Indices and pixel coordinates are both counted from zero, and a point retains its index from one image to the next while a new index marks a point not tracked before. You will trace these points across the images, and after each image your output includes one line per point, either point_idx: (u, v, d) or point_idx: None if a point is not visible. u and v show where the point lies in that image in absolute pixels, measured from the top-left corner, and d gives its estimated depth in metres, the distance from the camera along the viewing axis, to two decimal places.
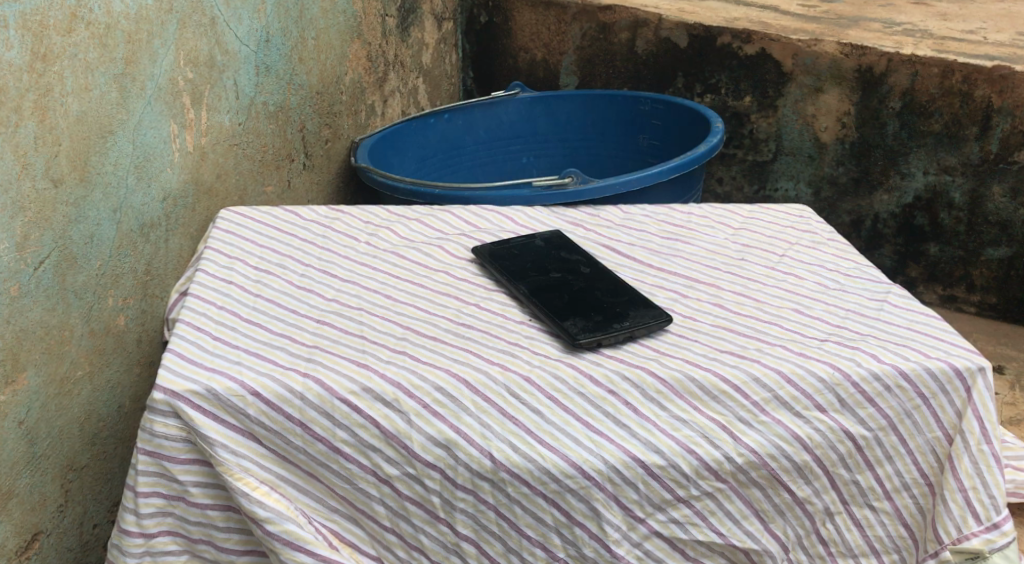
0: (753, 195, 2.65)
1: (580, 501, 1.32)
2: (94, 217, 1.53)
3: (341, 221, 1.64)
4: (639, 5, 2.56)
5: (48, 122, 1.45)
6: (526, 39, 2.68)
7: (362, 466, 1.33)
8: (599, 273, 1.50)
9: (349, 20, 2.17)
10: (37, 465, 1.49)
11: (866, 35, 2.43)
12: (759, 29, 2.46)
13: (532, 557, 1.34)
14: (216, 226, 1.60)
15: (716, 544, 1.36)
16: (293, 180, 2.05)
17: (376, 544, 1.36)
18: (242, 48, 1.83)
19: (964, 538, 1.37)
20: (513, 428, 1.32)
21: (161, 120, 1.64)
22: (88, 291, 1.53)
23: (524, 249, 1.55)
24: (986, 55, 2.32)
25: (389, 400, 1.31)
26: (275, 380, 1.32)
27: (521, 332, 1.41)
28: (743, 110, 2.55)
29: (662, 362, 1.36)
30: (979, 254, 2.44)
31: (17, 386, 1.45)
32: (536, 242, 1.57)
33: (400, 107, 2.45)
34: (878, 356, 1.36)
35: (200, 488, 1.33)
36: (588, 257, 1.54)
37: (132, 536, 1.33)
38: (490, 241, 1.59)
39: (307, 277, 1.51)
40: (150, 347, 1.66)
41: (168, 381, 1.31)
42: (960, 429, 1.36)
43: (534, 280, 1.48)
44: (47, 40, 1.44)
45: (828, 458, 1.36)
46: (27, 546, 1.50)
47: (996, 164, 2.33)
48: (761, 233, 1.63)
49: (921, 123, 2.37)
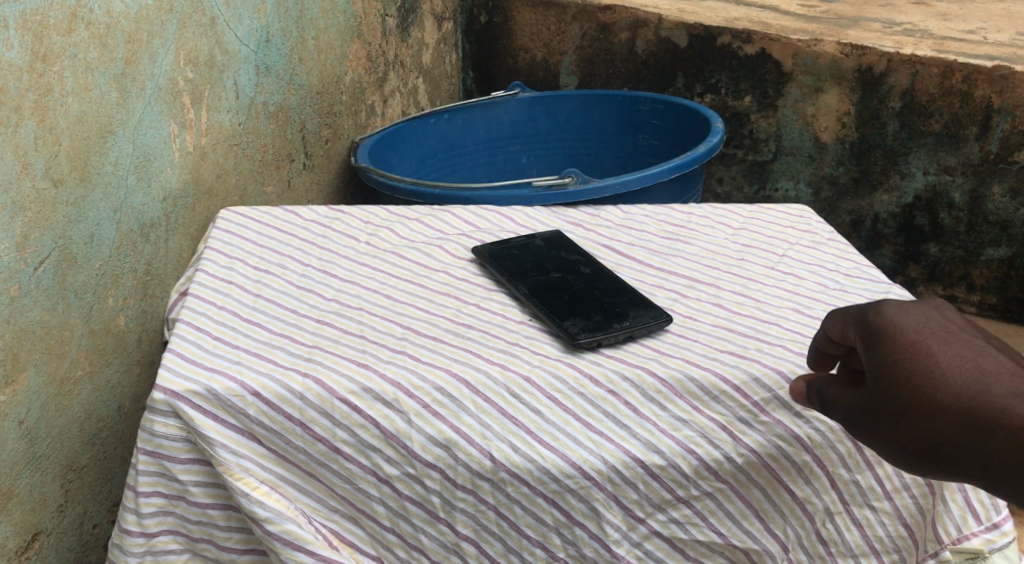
0: (753, 195, 2.65)
1: (580, 501, 1.32)
2: (94, 216, 1.53)
3: (342, 221, 1.64)
4: (639, 5, 2.56)
5: (48, 122, 1.45)
6: (526, 39, 2.68)
7: (362, 466, 1.33)
8: (600, 273, 1.50)
9: (349, 21, 2.17)
10: (37, 466, 1.49)
11: (867, 35, 2.43)
12: (759, 29, 2.46)
13: (532, 557, 1.34)
14: (216, 226, 1.60)
15: (716, 544, 1.36)
16: (293, 179, 2.05)
17: (376, 544, 1.35)
18: (242, 48, 1.83)
19: (964, 538, 1.36)
20: (513, 428, 1.32)
21: (161, 120, 1.64)
22: (88, 291, 1.53)
23: (519, 250, 1.55)
24: (986, 55, 2.32)
25: (389, 400, 1.31)
26: (275, 380, 1.32)
27: (521, 332, 1.41)
28: (743, 110, 2.55)
29: (662, 361, 1.36)
30: (979, 253, 2.45)
31: (17, 386, 1.45)
32: (530, 243, 1.56)
33: (400, 107, 2.45)
34: None
35: (201, 488, 1.33)
36: (587, 258, 1.54)
37: (132, 536, 1.33)
38: (490, 241, 1.59)
39: (307, 277, 1.51)
40: (150, 347, 1.66)
41: (168, 381, 1.31)
42: None
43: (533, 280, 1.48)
44: (47, 40, 1.44)
45: (829, 458, 1.35)
46: (27, 546, 1.50)
47: (996, 164, 2.34)
48: (762, 234, 1.63)
49: (921, 123, 2.37)
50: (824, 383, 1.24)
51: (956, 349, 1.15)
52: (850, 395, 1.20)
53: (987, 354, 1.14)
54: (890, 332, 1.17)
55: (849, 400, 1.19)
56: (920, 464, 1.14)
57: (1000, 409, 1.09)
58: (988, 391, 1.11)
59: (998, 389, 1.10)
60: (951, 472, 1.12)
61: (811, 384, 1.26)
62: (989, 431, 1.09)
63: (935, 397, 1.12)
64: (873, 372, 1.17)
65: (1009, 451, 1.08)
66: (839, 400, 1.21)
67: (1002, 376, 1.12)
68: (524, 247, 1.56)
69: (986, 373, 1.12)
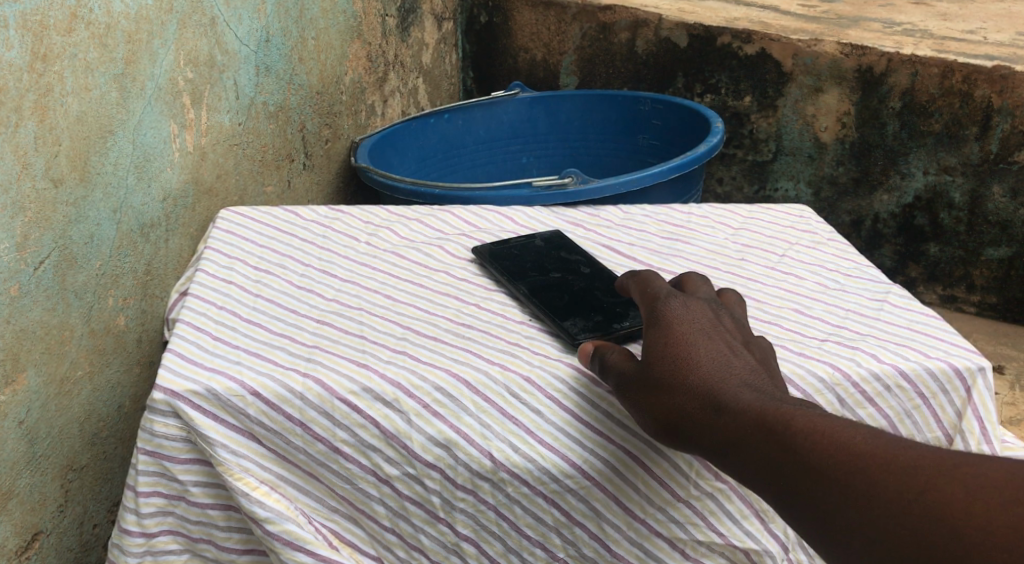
0: (753, 195, 2.65)
1: (581, 501, 1.33)
2: (94, 216, 1.53)
3: (341, 221, 1.64)
4: (639, 5, 2.56)
5: (48, 122, 1.45)
6: (526, 39, 2.68)
7: (362, 466, 1.33)
8: (599, 272, 1.50)
9: (349, 21, 2.17)
10: (37, 465, 1.49)
11: (867, 35, 2.43)
12: (759, 29, 2.46)
13: (532, 557, 1.35)
14: (216, 226, 1.60)
15: (716, 544, 1.35)
16: (293, 179, 2.05)
17: (376, 544, 1.35)
18: (242, 48, 1.83)
19: None
20: (513, 428, 1.32)
21: (161, 120, 1.64)
22: (88, 291, 1.53)
23: (520, 250, 1.55)
24: (986, 55, 2.32)
25: (389, 400, 1.31)
26: (275, 379, 1.32)
27: (521, 332, 1.41)
28: (743, 110, 2.55)
29: None
30: (979, 254, 2.45)
31: (17, 386, 1.45)
32: (530, 243, 1.57)
33: (400, 107, 2.45)
34: (878, 357, 1.36)
35: (201, 488, 1.33)
36: (587, 258, 1.53)
37: (132, 536, 1.33)
38: (491, 241, 1.59)
39: (307, 278, 1.51)
40: (150, 347, 1.66)
41: (168, 381, 1.31)
42: (960, 429, 1.37)
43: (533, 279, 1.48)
44: (47, 40, 1.44)
45: None
46: (27, 546, 1.50)
47: (996, 164, 2.34)
48: (762, 233, 1.64)
49: (921, 123, 2.37)
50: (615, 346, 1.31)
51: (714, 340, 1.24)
52: (623, 361, 1.27)
53: (739, 352, 1.23)
54: (667, 319, 1.27)
55: (620, 366, 1.27)
56: (659, 436, 1.23)
57: (729, 391, 1.18)
58: (727, 381, 1.20)
59: (732, 378, 1.20)
60: (685, 444, 1.21)
61: (601, 348, 1.31)
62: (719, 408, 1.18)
63: (681, 374, 1.21)
64: (646, 348, 1.26)
65: (734, 426, 1.16)
66: (615, 364, 1.27)
67: (744, 372, 1.21)
68: (524, 247, 1.56)
69: (727, 365, 1.22)
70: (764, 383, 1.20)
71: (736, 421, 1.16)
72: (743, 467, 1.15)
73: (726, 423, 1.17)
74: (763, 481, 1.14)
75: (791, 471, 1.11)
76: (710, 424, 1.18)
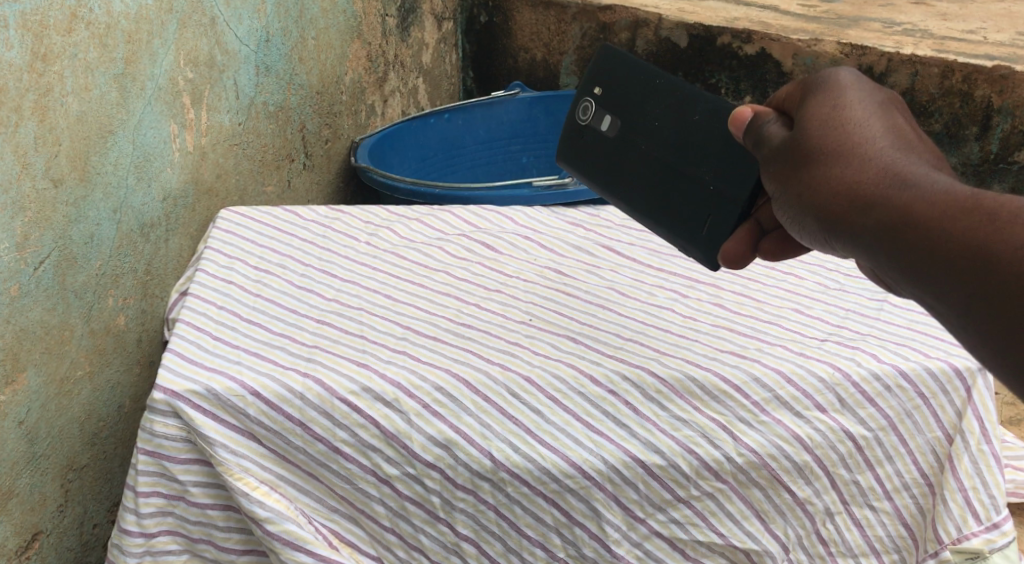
0: None
1: (580, 501, 1.33)
2: (94, 217, 1.53)
3: (341, 221, 1.64)
4: (639, 5, 2.55)
5: (48, 122, 1.45)
6: (526, 39, 2.67)
7: (362, 466, 1.33)
8: (623, 194, 1.48)
9: (349, 20, 2.16)
10: (36, 465, 1.49)
11: (867, 35, 2.41)
12: (759, 29, 2.44)
13: (532, 557, 1.35)
14: (216, 226, 1.60)
15: (716, 544, 1.35)
16: (293, 179, 2.05)
17: (376, 544, 1.35)
18: (242, 48, 1.83)
19: (964, 538, 1.37)
20: (513, 428, 1.33)
21: (161, 120, 1.64)
22: (88, 291, 1.53)
23: (609, 94, 1.50)
24: (986, 55, 2.31)
25: (389, 399, 1.32)
26: (275, 379, 1.32)
27: (521, 331, 1.42)
28: None
29: (662, 361, 1.36)
30: None
31: (17, 386, 1.45)
32: (576, 126, 1.53)
33: (400, 107, 2.45)
34: (878, 356, 1.37)
35: (201, 488, 1.33)
36: (596, 188, 1.52)
37: (132, 536, 1.33)
38: (612, 63, 1.49)
39: (307, 277, 1.51)
40: (151, 347, 1.66)
41: (167, 380, 1.31)
42: (960, 429, 1.37)
43: (671, 112, 1.43)
44: (47, 40, 1.44)
45: (828, 458, 1.35)
46: (27, 546, 1.50)
47: (996, 164, 2.35)
48: None
49: (921, 123, 2.36)
50: (776, 112, 1.23)
51: (902, 124, 1.14)
52: (784, 132, 1.19)
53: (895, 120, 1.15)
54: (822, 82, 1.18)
55: (778, 137, 1.19)
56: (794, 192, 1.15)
57: (878, 157, 1.10)
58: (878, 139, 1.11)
59: (883, 141, 1.11)
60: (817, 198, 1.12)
61: (759, 115, 1.23)
62: (911, 193, 1.06)
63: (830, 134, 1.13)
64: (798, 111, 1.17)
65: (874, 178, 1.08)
66: (772, 136, 1.20)
67: (901, 133, 1.13)
68: (598, 106, 1.51)
69: (917, 155, 1.10)
70: (916, 147, 1.12)
71: (890, 192, 1.07)
72: (927, 262, 1.03)
73: (884, 195, 1.07)
74: (951, 284, 1.01)
75: (1006, 278, 0.98)
76: (848, 179, 1.10)
